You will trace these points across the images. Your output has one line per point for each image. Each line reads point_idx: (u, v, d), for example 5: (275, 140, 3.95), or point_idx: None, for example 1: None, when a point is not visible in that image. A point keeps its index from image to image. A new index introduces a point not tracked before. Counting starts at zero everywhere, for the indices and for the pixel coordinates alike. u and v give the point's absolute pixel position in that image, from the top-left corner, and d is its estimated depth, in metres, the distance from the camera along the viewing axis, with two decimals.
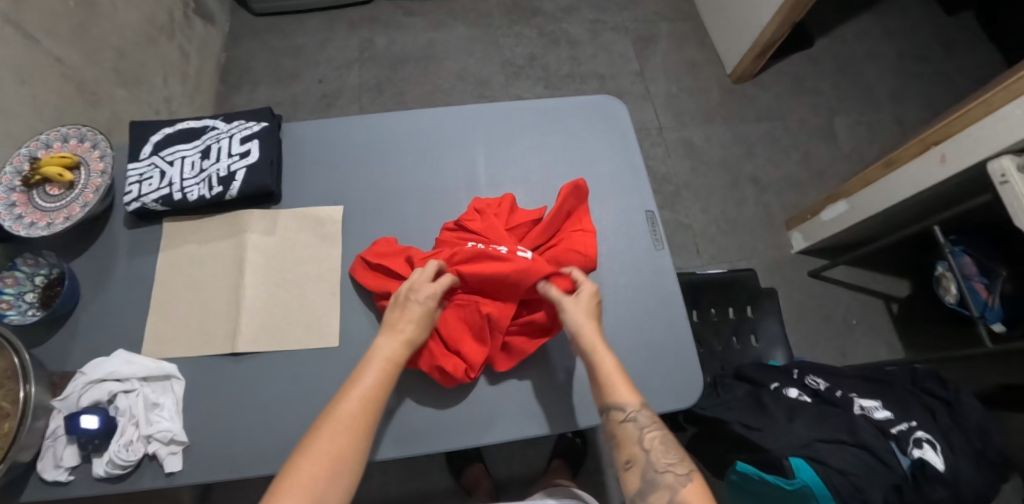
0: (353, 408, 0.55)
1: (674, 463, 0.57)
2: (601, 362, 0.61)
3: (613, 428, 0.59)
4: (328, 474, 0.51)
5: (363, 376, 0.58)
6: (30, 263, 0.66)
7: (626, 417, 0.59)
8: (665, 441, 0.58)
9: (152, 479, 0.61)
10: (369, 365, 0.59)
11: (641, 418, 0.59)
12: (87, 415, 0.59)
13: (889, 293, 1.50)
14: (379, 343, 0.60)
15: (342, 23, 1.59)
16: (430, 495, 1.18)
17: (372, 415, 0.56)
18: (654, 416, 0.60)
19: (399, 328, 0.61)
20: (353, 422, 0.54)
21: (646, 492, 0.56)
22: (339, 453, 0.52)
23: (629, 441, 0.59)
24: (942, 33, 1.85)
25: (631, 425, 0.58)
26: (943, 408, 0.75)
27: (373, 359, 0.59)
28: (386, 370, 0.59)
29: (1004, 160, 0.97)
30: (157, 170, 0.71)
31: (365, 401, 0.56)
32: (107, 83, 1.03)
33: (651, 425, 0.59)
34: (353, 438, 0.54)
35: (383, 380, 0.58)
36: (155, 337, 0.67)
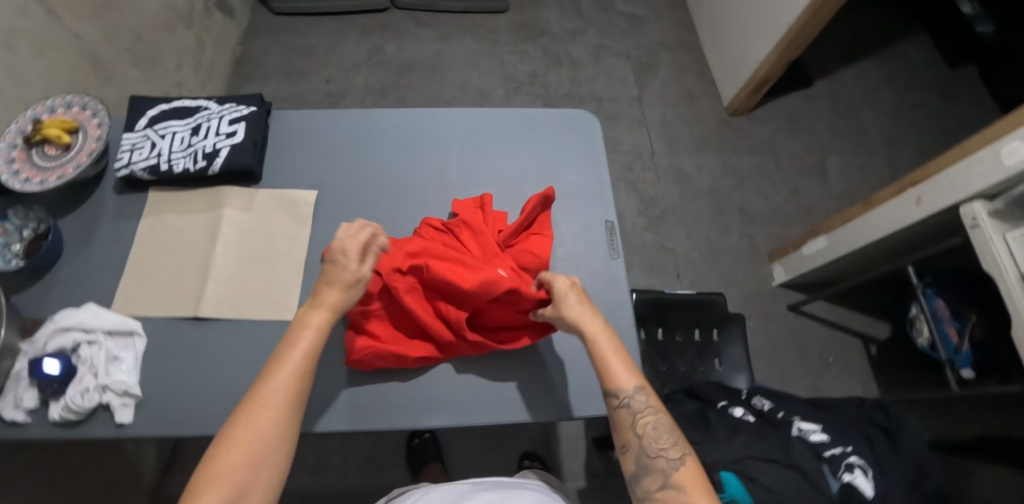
0: (283, 382, 0.55)
1: (667, 447, 0.59)
2: (597, 341, 0.62)
3: (610, 412, 0.61)
4: (264, 450, 0.51)
5: (289, 349, 0.57)
6: (21, 215, 0.71)
7: (621, 402, 0.61)
8: (658, 426, 0.60)
9: (103, 429, 0.64)
10: (294, 340, 0.58)
11: (636, 403, 0.61)
12: (50, 360, 0.63)
13: (867, 334, 1.50)
14: (303, 316, 0.59)
15: (355, 28, 1.67)
16: (387, 491, 1.19)
17: (302, 388, 0.56)
18: (653, 401, 0.61)
19: (325, 300, 0.60)
20: (281, 400, 0.54)
21: (641, 476, 0.59)
22: (270, 431, 0.52)
23: (625, 427, 0.61)
24: (941, 84, 1.89)
25: (625, 411, 0.61)
26: (882, 436, 0.76)
27: (300, 330, 0.58)
28: (313, 344, 0.58)
29: (975, 205, 1.00)
30: (148, 141, 0.76)
31: (296, 374, 0.56)
32: (121, 62, 1.09)
33: (646, 409, 0.60)
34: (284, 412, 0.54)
35: (309, 355, 0.57)
36: (125, 296, 0.71)
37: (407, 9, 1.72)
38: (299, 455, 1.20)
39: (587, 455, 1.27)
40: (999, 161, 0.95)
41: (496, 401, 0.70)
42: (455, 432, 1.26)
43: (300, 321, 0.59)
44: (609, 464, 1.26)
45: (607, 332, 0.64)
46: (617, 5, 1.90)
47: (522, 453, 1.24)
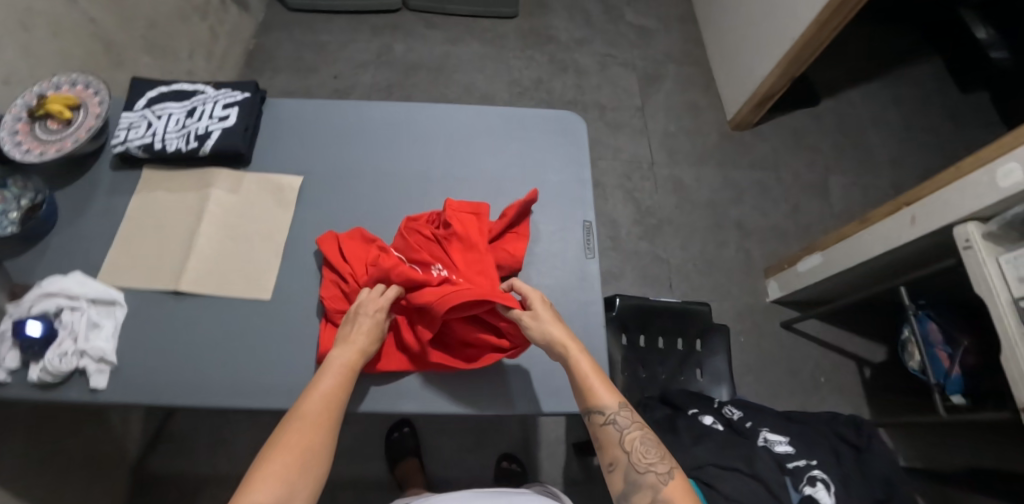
0: (319, 409, 0.59)
1: (655, 462, 0.62)
2: (579, 364, 0.64)
3: (596, 431, 0.64)
4: (302, 470, 0.55)
5: (324, 379, 0.61)
6: (20, 185, 0.74)
7: (607, 420, 0.64)
8: (645, 441, 0.64)
9: (78, 393, 0.66)
10: (328, 370, 0.62)
11: (621, 420, 0.64)
12: (33, 322, 0.65)
13: (862, 357, 1.47)
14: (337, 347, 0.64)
15: (366, 27, 1.71)
16: (364, 483, 1.20)
17: (336, 415, 0.60)
18: (635, 417, 0.65)
19: (354, 337, 0.64)
20: (319, 423, 0.58)
21: (630, 492, 0.62)
22: (308, 450, 0.57)
23: (611, 444, 0.64)
24: (952, 108, 1.86)
25: (611, 428, 0.64)
26: (851, 452, 0.75)
27: (331, 361, 0.63)
28: (345, 375, 0.62)
29: (969, 227, 0.98)
30: (145, 121, 0.79)
31: (327, 401, 0.60)
32: (134, 48, 1.14)
33: (631, 426, 0.64)
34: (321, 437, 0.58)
35: (341, 384, 0.62)
36: (111, 267, 0.73)
37: (418, 11, 1.76)
38: None
39: (567, 461, 1.26)
40: (994, 183, 0.94)
41: (456, 392, 0.70)
42: (435, 429, 1.26)
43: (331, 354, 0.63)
44: (587, 471, 1.25)
45: (585, 353, 0.65)
46: (626, 16, 1.92)
47: (501, 454, 1.24)
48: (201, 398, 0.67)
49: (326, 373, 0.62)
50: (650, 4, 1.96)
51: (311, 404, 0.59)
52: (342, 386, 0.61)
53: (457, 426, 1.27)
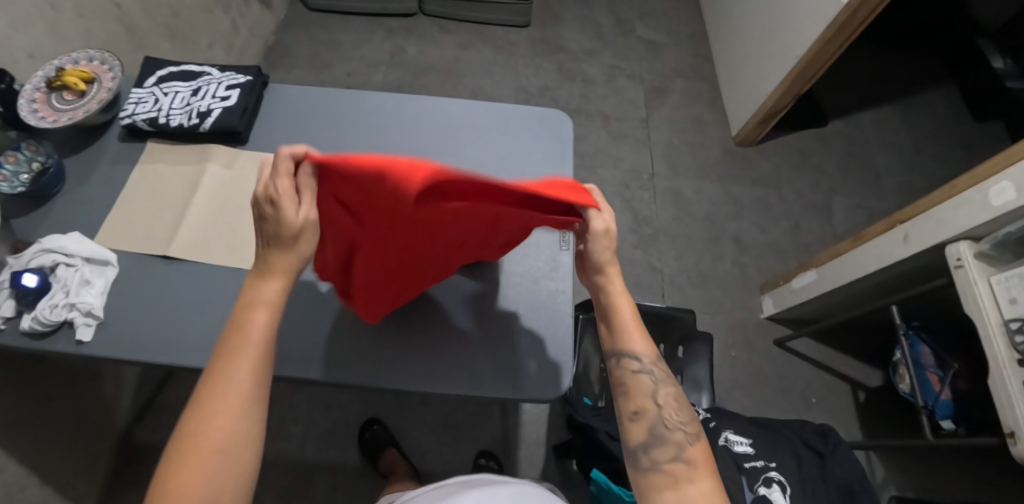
0: (239, 386, 0.48)
1: (683, 421, 0.58)
2: (619, 305, 0.59)
3: (626, 377, 0.58)
4: (229, 447, 0.47)
5: (239, 347, 0.50)
6: (32, 148, 0.80)
7: (641, 368, 0.58)
8: (675, 400, 0.59)
9: (64, 344, 0.70)
10: (249, 313, 0.51)
11: (654, 371, 0.58)
12: (29, 274, 0.70)
13: (857, 380, 1.44)
14: (250, 304, 0.51)
15: (382, 29, 1.78)
16: (341, 469, 1.21)
17: (261, 387, 0.50)
18: (669, 371, 0.59)
19: (275, 266, 0.52)
20: (245, 387, 0.49)
21: (651, 445, 0.56)
22: (236, 422, 0.47)
23: (640, 393, 0.58)
24: (966, 136, 1.83)
25: (643, 377, 0.57)
26: (814, 459, 0.75)
27: (251, 309, 0.51)
28: (271, 320, 0.52)
29: (961, 244, 0.96)
30: (152, 97, 0.84)
31: (254, 358, 0.50)
32: (155, 35, 1.24)
33: (664, 379, 0.58)
34: (244, 421, 0.48)
35: (266, 332, 0.51)
36: (109, 231, 0.78)
37: (433, 16, 1.83)
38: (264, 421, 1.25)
39: (545, 463, 1.24)
40: (987, 202, 0.93)
41: (424, 369, 0.72)
42: (416, 421, 1.28)
43: (248, 297, 0.52)
44: (564, 475, 1.23)
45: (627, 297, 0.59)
46: (637, 31, 1.95)
47: (479, 451, 1.23)
48: (177, 357, 0.70)
49: (243, 338, 0.50)
50: (662, 20, 1.99)
51: (228, 380, 0.48)
52: (262, 353, 0.50)
53: (437, 419, 1.28)
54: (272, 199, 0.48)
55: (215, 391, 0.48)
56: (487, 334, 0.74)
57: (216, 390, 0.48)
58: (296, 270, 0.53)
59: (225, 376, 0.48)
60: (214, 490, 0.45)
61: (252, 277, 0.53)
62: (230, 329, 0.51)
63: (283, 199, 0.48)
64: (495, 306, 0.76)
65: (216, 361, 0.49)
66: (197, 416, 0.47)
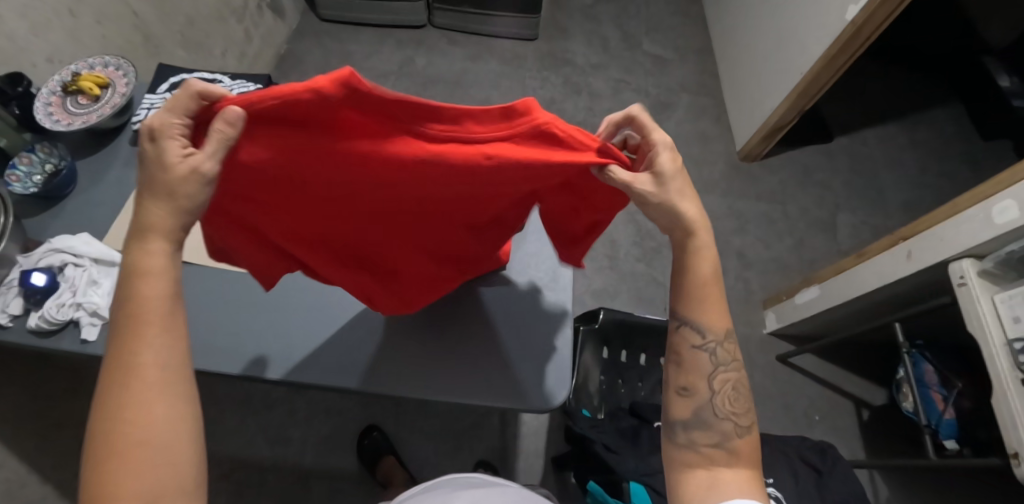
0: (150, 365, 0.45)
1: (737, 413, 0.58)
2: (701, 262, 0.56)
3: (685, 351, 0.58)
4: (159, 435, 0.45)
5: (138, 326, 0.45)
6: (46, 150, 0.81)
7: (702, 346, 0.58)
8: (735, 390, 0.58)
9: (70, 343, 0.71)
10: (143, 282, 0.45)
11: (717, 353, 0.58)
12: (38, 274, 0.71)
13: (860, 398, 1.42)
14: (139, 274, 0.45)
15: (391, 40, 1.82)
16: (339, 476, 1.21)
17: (176, 362, 0.46)
18: (734, 357, 0.59)
19: (156, 224, 0.44)
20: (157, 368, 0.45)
21: (694, 426, 0.58)
22: (159, 409, 0.45)
23: (696, 372, 0.58)
24: (972, 153, 1.82)
25: (703, 356, 0.58)
26: (810, 474, 0.76)
27: (140, 283, 0.45)
28: (166, 287, 0.46)
29: (964, 263, 0.96)
30: (165, 103, 0.85)
31: (159, 337, 0.45)
32: (170, 42, 1.27)
33: (726, 365, 0.58)
34: (166, 398, 0.45)
35: (166, 303, 0.46)
36: (117, 233, 0.79)
37: (442, 29, 1.86)
38: (264, 425, 1.25)
39: (543, 475, 1.23)
40: (989, 219, 0.93)
41: (421, 374, 0.73)
42: (415, 430, 1.27)
43: (132, 267, 0.45)
44: (562, 488, 1.22)
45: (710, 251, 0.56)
46: (643, 45, 1.97)
47: (477, 461, 1.23)
48: None
49: (139, 317, 0.45)
50: (669, 35, 2.01)
51: (136, 361, 0.44)
52: (168, 326, 0.46)
53: (436, 428, 1.28)
54: (153, 135, 0.42)
55: (124, 375, 0.44)
56: (483, 341, 0.75)
57: (128, 375, 0.44)
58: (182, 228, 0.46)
59: (133, 358, 0.44)
60: (155, 472, 0.44)
61: (132, 241, 0.46)
62: (122, 305, 0.45)
63: (165, 134, 0.42)
64: (493, 315, 0.77)
65: (117, 344, 0.45)
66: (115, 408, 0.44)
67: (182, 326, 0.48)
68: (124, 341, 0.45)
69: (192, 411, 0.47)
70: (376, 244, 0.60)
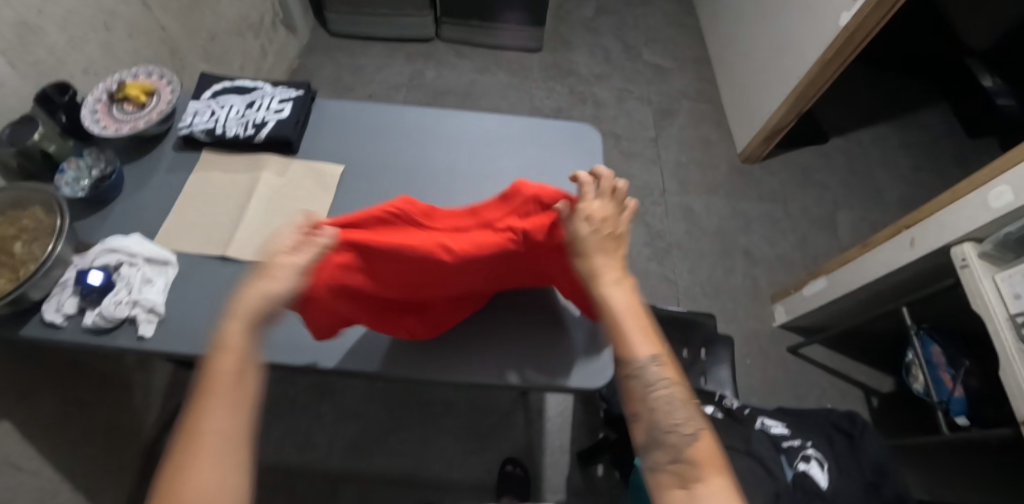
0: (212, 434, 0.45)
1: (680, 423, 0.53)
2: (614, 298, 0.57)
3: (622, 382, 0.55)
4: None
5: (209, 396, 0.46)
6: (94, 156, 0.84)
7: (634, 370, 0.54)
8: (673, 402, 0.54)
9: (126, 340, 0.72)
10: (221, 352, 0.48)
11: (650, 373, 0.54)
12: (95, 272, 0.73)
13: (869, 386, 1.46)
14: (216, 347, 0.48)
15: (401, 54, 1.88)
16: (367, 479, 1.21)
17: (240, 432, 0.46)
18: (666, 371, 0.55)
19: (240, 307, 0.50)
20: (219, 436, 0.45)
21: (650, 448, 0.53)
22: (213, 474, 0.44)
23: (636, 398, 0.55)
24: (960, 152, 1.90)
25: (637, 381, 0.54)
26: (844, 439, 0.77)
27: (217, 356, 0.48)
28: (238, 360, 0.48)
29: (964, 245, 1.03)
30: (209, 110, 0.88)
31: (225, 408, 0.46)
32: (195, 56, 1.30)
33: (660, 382, 0.54)
34: (222, 464, 0.44)
35: (237, 376, 0.48)
36: (168, 234, 0.81)
37: (449, 42, 1.92)
38: (291, 431, 1.26)
39: (570, 470, 1.24)
40: (986, 204, 1.00)
41: (459, 358, 0.73)
42: (441, 429, 1.28)
43: (215, 344, 0.49)
44: (589, 482, 1.23)
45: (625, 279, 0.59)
46: (644, 56, 2.05)
47: (505, 459, 1.24)
48: None
49: (211, 386, 0.47)
50: (667, 46, 2.09)
51: (200, 428, 0.45)
52: (238, 395, 0.47)
53: (462, 429, 1.28)
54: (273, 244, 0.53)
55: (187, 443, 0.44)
56: (525, 323, 0.76)
57: (191, 443, 0.44)
58: (263, 315, 0.51)
59: (198, 425, 0.45)
60: None
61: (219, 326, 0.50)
62: (199, 381, 0.48)
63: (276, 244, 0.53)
64: (538, 297, 0.79)
65: (188, 417, 0.46)
66: (173, 477, 0.43)
67: (247, 400, 0.49)
68: (193, 413, 0.46)
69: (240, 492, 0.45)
70: (429, 311, 0.72)
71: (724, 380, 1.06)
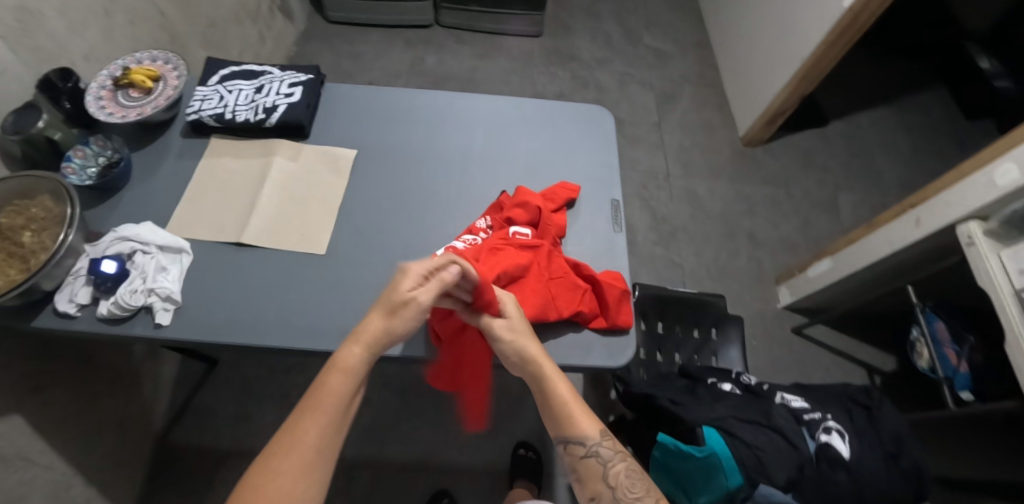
0: (308, 445, 0.55)
1: (640, 495, 0.62)
2: (557, 387, 0.65)
3: (577, 464, 0.65)
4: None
5: (313, 412, 0.57)
6: (101, 143, 0.82)
7: (586, 452, 0.65)
8: (630, 473, 0.64)
9: (143, 328, 0.71)
10: (334, 369, 0.60)
11: (602, 450, 0.64)
12: (108, 261, 0.71)
13: (872, 365, 1.48)
14: (331, 369, 0.59)
15: (401, 40, 1.85)
16: (381, 465, 1.21)
17: (327, 453, 0.56)
18: (616, 447, 0.65)
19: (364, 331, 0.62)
20: (313, 449, 0.55)
21: None
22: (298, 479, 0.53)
23: (594, 477, 0.64)
24: (959, 134, 1.91)
25: (592, 461, 0.64)
26: (862, 412, 0.79)
27: (328, 373, 0.59)
28: (346, 383, 0.59)
29: (970, 224, 1.03)
30: (217, 94, 0.86)
31: (322, 425, 0.57)
32: (194, 42, 1.28)
33: (615, 457, 0.64)
34: (306, 474, 0.54)
35: (340, 395, 0.59)
36: (180, 221, 0.80)
37: (449, 28, 1.90)
38: None
39: None
40: (993, 182, 1.00)
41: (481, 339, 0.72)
42: (453, 415, 1.28)
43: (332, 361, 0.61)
44: None
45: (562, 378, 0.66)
46: (645, 40, 2.03)
47: (517, 443, 1.24)
48: (252, 337, 0.71)
49: (320, 402, 0.58)
50: (668, 30, 2.08)
51: (299, 437, 0.55)
52: (335, 417, 0.58)
53: None
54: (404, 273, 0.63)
55: (285, 449, 0.54)
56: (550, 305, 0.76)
57: (287, 447, 0.55)
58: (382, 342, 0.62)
59: (297, 433, 0.56)
60: None
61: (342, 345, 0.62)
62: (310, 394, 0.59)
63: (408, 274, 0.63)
64: None
65: (290, 423, 0.56)
66: (261, 474, 0.53)
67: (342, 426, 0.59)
68: (296, 421, 0.57)
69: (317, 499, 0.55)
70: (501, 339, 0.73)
71: (735, 360, 1.07)
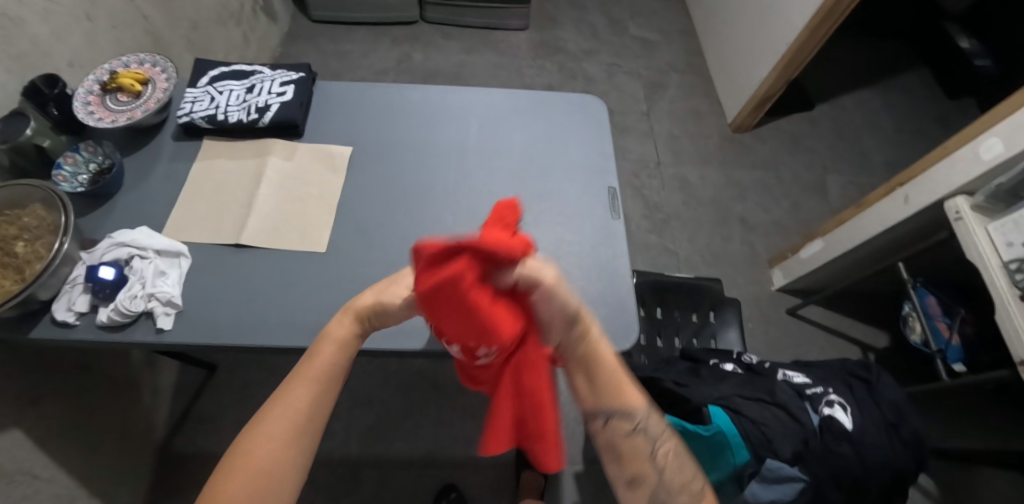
0: (301, 411, 0.53)
1: (690, 480, 0.49)
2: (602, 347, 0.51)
3: (620, 440, 0.49)
4: (268, 472, 0.49)
5: (302, 377, 0.54)
6: (90, 149, 0.81)
7: (635, 426, 0.49)
8: (679, 454, 0.50)
9: (145, 334, 0.71)
10: (326, 339, 0.58)
11: (652, 426, 0.50)
12: (106, 268, 0.70)
13: (865, 342, 1.51)
14: (322, 337, 0.58)
15: (386, 38, 1.84)
16: (387, 463, 1.22)
17: (315, 419, 0.53)
18: (664, 424, 0.51)
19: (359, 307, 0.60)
20: (301, 413, 0.52)
21: None
22: (287, 443, 0.51)
23: (638, 455, 0.49)
24: (942, 113, 1.95)
25: (640, 438, 0.49)
26: (862, 385, 0.80)
27: (321, 341, 0.57)
28: (338, 351, 0.57)
29: (958, 199, 1.05)
30: (208, 96, 0.85)
31: (313, 391, 0.54)
32: (178, 45, 1.26)
33: (662, 435, 0.50)
34: (298, 439, 0.51)
35: (332, 365, 0.56)
36: (176, 225, 0.79)
37: (435, 24, 1.89)
38: None
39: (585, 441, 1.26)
40: (978, 157, 1.03)
41: None
42: (456, 410, 1.28)
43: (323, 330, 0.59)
44: None
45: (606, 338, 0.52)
46: (630, 30, 2.04)
47: None
48: (255, 338, 0.70)
49: (309, 367, 0.55)
50: (653, 19, 2.09)
51: (289, 400, 0.53)
52: (326, 383, 0.55)
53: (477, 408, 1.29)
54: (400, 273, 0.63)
55: (275, 412, 0.52)
56: None
57: (276, 411, 0.52)
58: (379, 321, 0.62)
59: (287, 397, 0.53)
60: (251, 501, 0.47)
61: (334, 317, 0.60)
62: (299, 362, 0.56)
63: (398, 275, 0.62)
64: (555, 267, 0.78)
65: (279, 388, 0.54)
66: (250, 439, 0.50)
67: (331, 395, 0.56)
68: (287, 387, 0.54)
69: (304, 466, 0.52)
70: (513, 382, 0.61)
71: (733, 342, 1.08)
